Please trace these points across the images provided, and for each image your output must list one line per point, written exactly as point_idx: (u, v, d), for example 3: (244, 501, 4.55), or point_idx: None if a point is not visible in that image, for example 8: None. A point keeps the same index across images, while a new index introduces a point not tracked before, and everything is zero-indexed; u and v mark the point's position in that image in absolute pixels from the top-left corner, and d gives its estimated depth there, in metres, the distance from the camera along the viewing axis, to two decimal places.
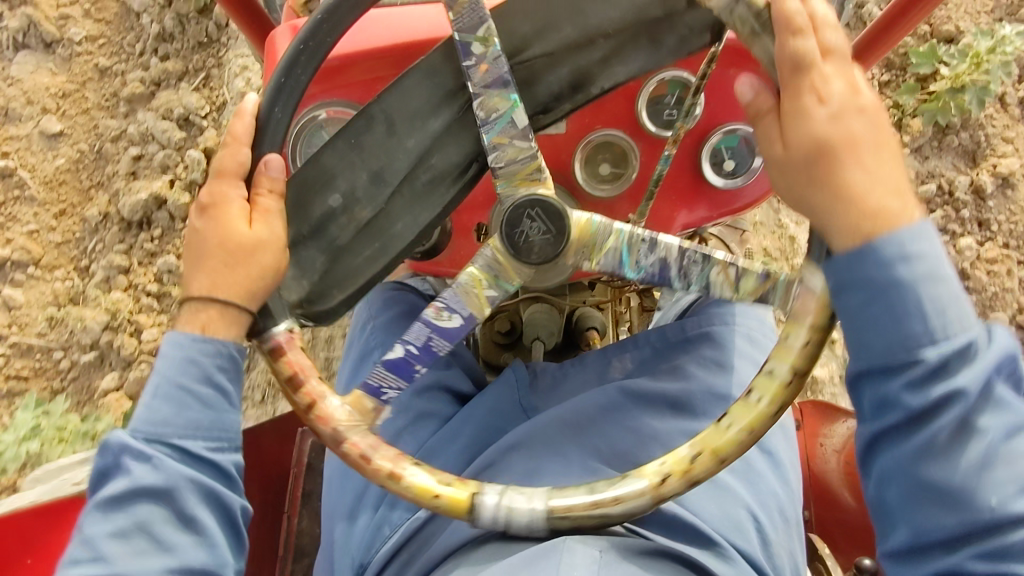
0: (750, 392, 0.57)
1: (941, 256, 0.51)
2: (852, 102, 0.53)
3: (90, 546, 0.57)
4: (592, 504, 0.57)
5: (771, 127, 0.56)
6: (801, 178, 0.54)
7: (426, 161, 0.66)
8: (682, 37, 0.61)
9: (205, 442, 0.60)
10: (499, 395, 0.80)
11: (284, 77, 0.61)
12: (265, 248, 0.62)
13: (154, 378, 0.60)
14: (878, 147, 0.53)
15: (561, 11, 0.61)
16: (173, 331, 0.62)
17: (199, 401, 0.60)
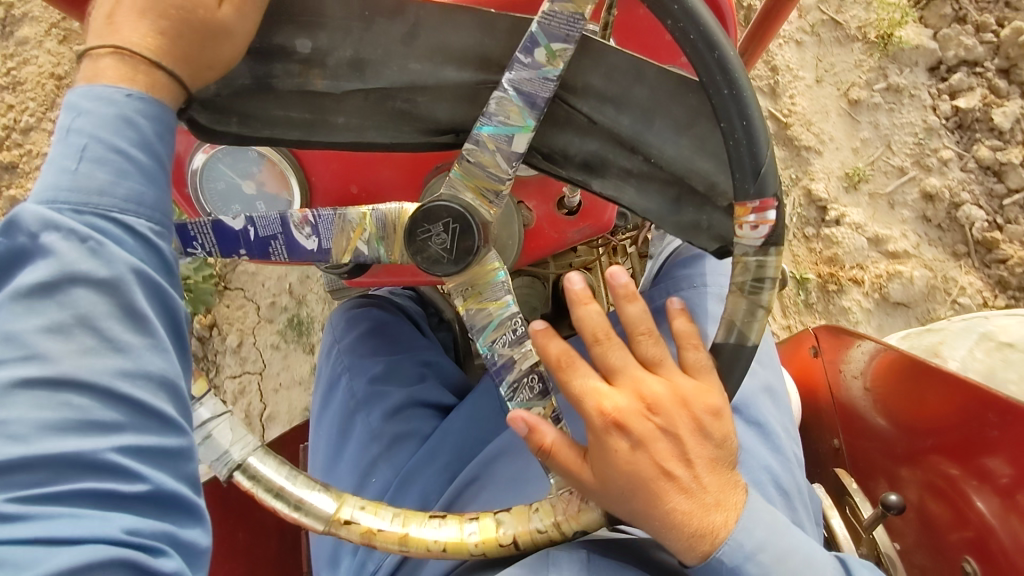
0: (471, 520, 0.58)
1: (776, 533, 0.56)
2: (647, 418, 0.52)
3: (13, 343, 0.45)
4: (278, 491, 0.57)
5: (605, 443, 0.52)
6: (614, 488, 0.52)
7: (412, 93, 0.57)
8: (698, 221, 0.56)
9: (148, 221, 0.51)
10: (477, 406, 0.83)
11: None
12: (203, 38, 0.52)
13: (78, 138, 0.49)
14: (689, 465, 0.52)
15: (636, 102, 0.54)
16: (76, 90, 0.50)
17: (138, 168, 0.50)
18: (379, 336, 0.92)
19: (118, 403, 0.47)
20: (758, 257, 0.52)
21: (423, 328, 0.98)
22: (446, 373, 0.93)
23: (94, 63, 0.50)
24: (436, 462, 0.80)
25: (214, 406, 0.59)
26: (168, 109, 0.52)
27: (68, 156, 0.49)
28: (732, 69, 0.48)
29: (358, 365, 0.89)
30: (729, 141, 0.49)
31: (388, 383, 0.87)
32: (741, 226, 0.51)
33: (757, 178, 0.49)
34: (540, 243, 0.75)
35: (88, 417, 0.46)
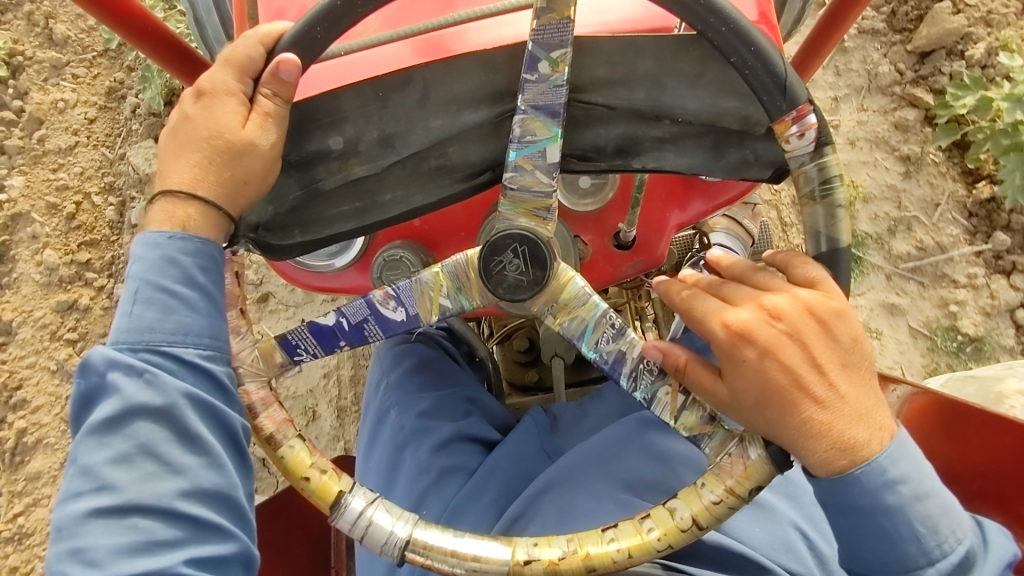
0: (645, 518, 0.57)
1: (926, 470, 0.53)
2: (776, 330, 0.53)
3: (89, 475, 0.52)
4: (452, 552, 0.57)
5: (734, 359, 0.54)
6: (753, 408, 0.53)
7: (442, 148, 0.62)
8: (744, 158, 0.59)
9: (197, 348, 0.55)
10: (524, 442, 0.83)
11: (328, 14, 0.52)
12: (236, 163, 0.57)
13: (132, 283, 0.54)
14: (823, 372, 0.52)
15: (645, 73, 0.56)
16: (144, 232, 0.56)
17: (186, 302, 0.54)
18: (427, 370, 0.91)
19: (175, 522, 0.52)
20: (816, 162, 0.53)
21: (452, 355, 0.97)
22: (491, 411, 0.91)
23: (150, 212, 0.57)
24: (490, 494, 0.76)
25: (365, 496, 0.60)
26: (214, 242, 0.57)
27: (124, 303, 0.54)
28: (722, 8, 0.49)
29: (405, 399, 0.88)
30: (746, 72, 0.51)
31: (436, 418, 0.85)
32: (787, 140, 0.52)
33: (785, 92, 0.51)
34: (597, 275, 0.76)
35: (153, 537, 0.51)
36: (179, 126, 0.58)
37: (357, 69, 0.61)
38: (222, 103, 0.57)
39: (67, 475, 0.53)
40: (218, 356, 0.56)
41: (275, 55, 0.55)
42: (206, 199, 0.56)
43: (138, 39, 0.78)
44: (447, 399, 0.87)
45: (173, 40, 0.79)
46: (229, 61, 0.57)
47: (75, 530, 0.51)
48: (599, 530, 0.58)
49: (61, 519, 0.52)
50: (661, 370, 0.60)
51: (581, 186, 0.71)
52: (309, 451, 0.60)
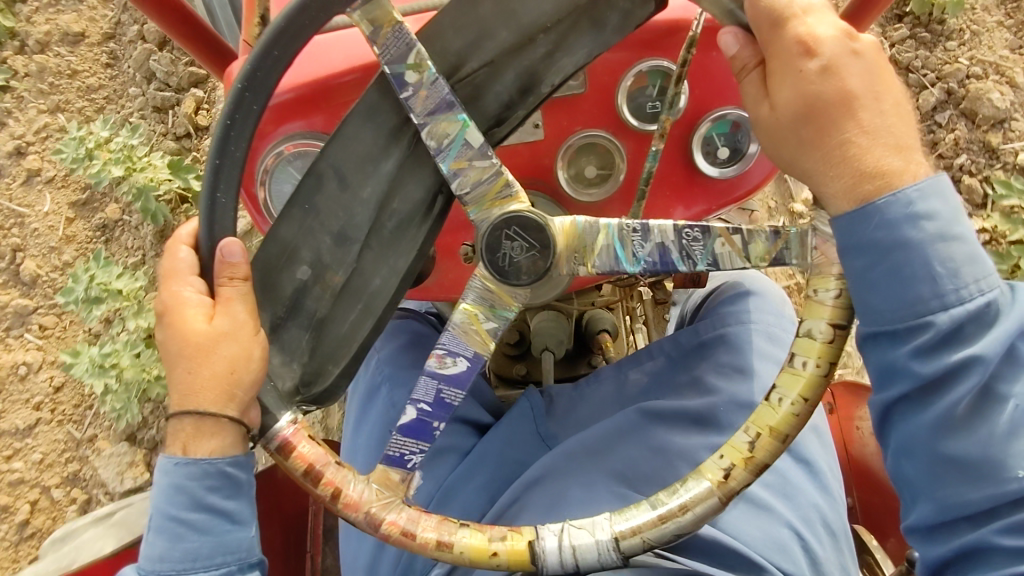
0: (793, 357, 0.54)
1: (957, 214, 0.49)
2: (846, 47, 0.51)
3: None
4: (661, 519, 0.55)
5: (755, 78, 0.54)
6: (790, 134, 0.53)
7: (388, 207, 0.61)
8: (624, 12, 0.58)
9: (208, 570, 0.56)
10: (518, 428, 0.83)
11: (220, 158, 0.56)
12: (219, 355, 0.57)
13: (150, 511, 0.58)
14: (876, 98, 0.51)
15: (492, 17, 0.57)
16: (162, 456, 0.58)
17: (194, 528, 0.57)
18: (417, 350, 0.92)
19: None
20: None
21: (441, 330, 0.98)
22: (482, 392, 0.90)
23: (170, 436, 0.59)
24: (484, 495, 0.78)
25: (556, 533, 0.57)
26: (235, 456, 0.59)
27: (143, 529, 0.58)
28: None
29: (397, 376, 0.88)
30: None
31: None
32: None
33: None
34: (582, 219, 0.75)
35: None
36: (163, 352, 0.60)
37: (333, 60, 0.67)
38: (185, 315, 0.59)
39: None
40: (233, 566, 0.58)
41: (209, 246, 0.59)
42: (213, 410, 0.57)
43: (174, 25, 0.85)
44: None
45: (217, 39, 0.87)
46: (171, 276, 0.60)
47: None
48: (765, 400, 0.55)
49: None
50: (702, 229, 0.58)
51: (589, 175, 0.71)
52: (479, 531, 0.58)
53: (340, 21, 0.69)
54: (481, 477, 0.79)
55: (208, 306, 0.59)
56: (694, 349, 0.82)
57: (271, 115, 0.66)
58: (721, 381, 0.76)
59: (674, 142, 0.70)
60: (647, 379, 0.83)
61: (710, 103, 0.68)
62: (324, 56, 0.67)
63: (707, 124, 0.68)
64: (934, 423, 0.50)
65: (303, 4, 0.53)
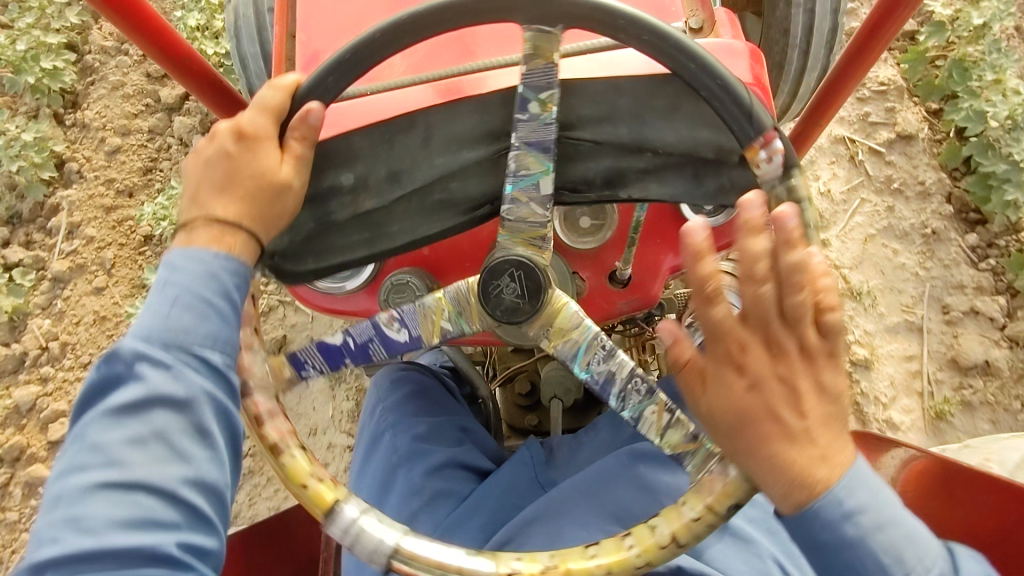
0: (626, 535, 0.57)
1: (885, 498, 0.53)
2: (773, 369, 0.53)
3: (100, 452, 0.51)
4: (442, 568, 0.56)
5: (695, 383, 0.56)
6: (726, 433, 0.54)
7: (444, 183, 0.67)
8: (722, 185, 0.62)
9: (224, 357, 0.55)
10: (516, 473, 0.83)
11: (360, 50, 0.58)
12: (258, 189, 0.58)
13: (171, 281, 0.55)
14: (803, 414, 0.52)
15: (626, 110, 0.61)
16: (177, 246, 0.56)
17: (218, 313, 0.55)
18: (425, 398, 0.96)
19: (175, 505, 0.52)
20: (785, 183, 0.55)
21: (453, 391, 1.03)
22: (482, 443, 0.94)
23: (187, 231, 0.57)
24: (481, 523, 0.77)
25: (360, 505, 0.58)
26: (240, 263, 0.57)
27: (161, 303, 0.54)
28: (691, 48, 0.56)
29: (399, 422, 0.92)
30: (716, 104, 0.56)
31: (431, 441, 0.88)
32: (757, 165, 0.56)
33: (752, 120, 0.55)
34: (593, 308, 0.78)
35: (153, 517, 0.50)
36: (217, 161, 0.59)
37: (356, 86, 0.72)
38: (258, 149, 0.59)
39: (73, 451, 0.52)
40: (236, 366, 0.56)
41: (300, 103, 0.60)
42: (234, 223, 0.57)
43: (189, 81, 0.88)
44: (437, 422, 0.91)
45: (223, 85, 0.89)
46: (255, 104, 0.60)
47: (77, 499, 0.50)
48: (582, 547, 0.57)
49: (61, 489, 0.51)
50: (649, 391, 0.62)
51: (582, 224, 0.76)
52: (308, 460, 0.60)
53: (355, 88, 0.70)
54: (479, 509, 0.78)
55: (279, 149, 0.60)
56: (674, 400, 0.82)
57: None
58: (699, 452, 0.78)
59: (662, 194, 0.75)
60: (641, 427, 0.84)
61: None
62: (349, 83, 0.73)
63: None
64: None
65: None
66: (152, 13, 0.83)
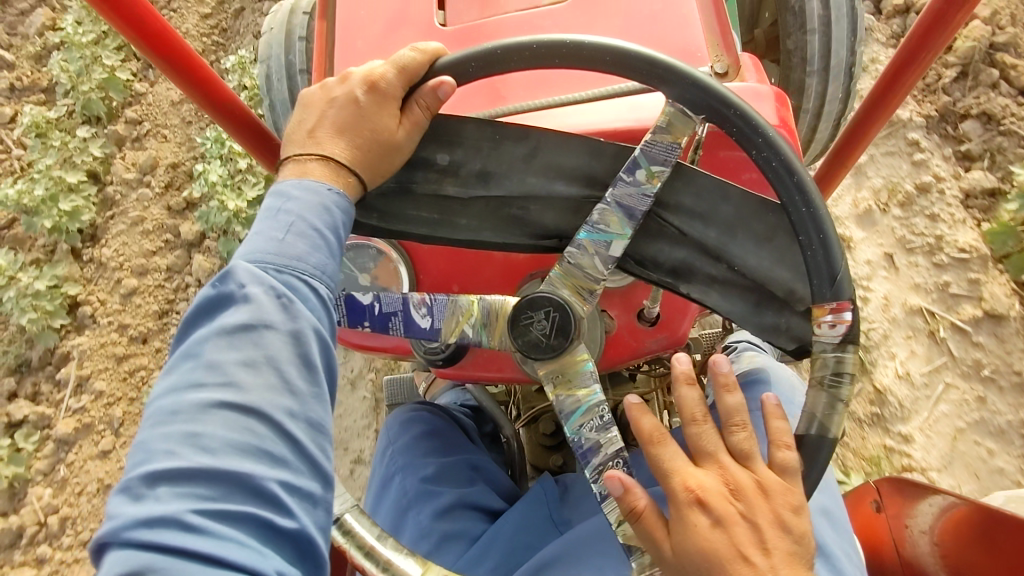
0: None
1: None
2: (731, 507, 0.56)
3: (216, 371, 0.54)
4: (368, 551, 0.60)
5: (657, 528, 0.57)
6: (692, 574, 0.56)
7: (526, 203, 0.68)
8: (777, 324, 0.63)
9: (325, 290, 0.61)
10: (526, 512, 0.84)
11: (509, 52, 0.60)
12: (367, 138, 0.63)
13: (284, 214, 0.60)
14: (767, 553, 0.55)
15: (725, 220, 0.62)
16: (280, 182, 0.63)
17: (328, 246, 0.61)
18: (436, 438, 0.96)
19: (281, 438, 0.54)
20: (836, 353, 0.57)
21: (471, 436, 1.02)
22: (494, 480, 0.94)
23: (301, 163, 0.63)
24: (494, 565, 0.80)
25: None
26: (345, 200, 0.63)
27: (277, 229, 0.60)
28: (809, 191, 0.57)
29: (409, 464, 0.93)
30: (808, 252, 0.57)
31: (441, 481, 0.89)
32: (819, 324, 0.57)
33: (833, 284, 0.56)
34: (619, 352, 0.77)
35: (263, 446, 0.52)
36: (342, 104, 0.64)
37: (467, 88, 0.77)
38: (382, 104, 0.63)
39: (186, 369, 0.55)
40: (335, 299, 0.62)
41: (434, 74, 0.63)
42: (337, 159, 0.63)
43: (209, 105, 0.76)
44: (446, 463, 0.92)
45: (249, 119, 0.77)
46: (392, 60, 0.64)
47: (194, 416, 0.52)
48: None
49: (175, 406, 0.53)
50: None
51: None
52: None
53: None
54: (490, 548, 0.81)
55: (400, 111, 0.63)
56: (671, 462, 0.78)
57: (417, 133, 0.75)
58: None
59: None
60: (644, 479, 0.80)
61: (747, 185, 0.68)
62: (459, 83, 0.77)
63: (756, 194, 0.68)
64: None
65: (651, 61, 0.58)
66: (159, 18, 0.71)
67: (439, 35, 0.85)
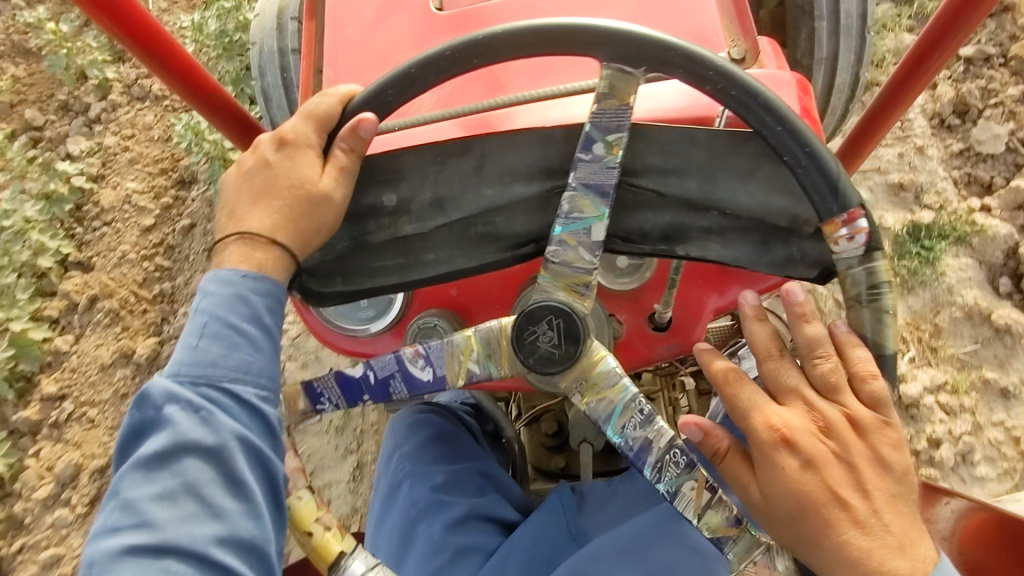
0: None
1: None
2: (831, 453, 0.54)
3: (132, 510, 0.51)
4: None
5: (747, 471, 0.56)
6: (785, 525, 0.54)
7: (490, 216, 0.63)
8: (790, 255, 0.59)
9: (254, 389, 0.55)
10: (546, 522, 0.75)
11: (417, 68, 0.55)
12: (301, 202, 0.58)
13: (201, 315, 0.56)
14: (866, 496, 0.53)
15: (697, 164, 0.58)
16: (212, 271, 0.58)
17: (249, 341, 0.56)
18: (446, 444, 0.86)
19: (208, 569, 0.50)
20: (865, 266, 0.53)
21: (475, 435, 0.92)
22: (506, 489, 0.84)
23: (224, 249, 0.59)
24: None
25: (366, 560, 0.55)
26: (277, 281, 0.58)
27: (192, 333, 0.55)
28: (779, 108, 0.52)
29: (419, 472, 0.83)
30: (798, 171, 0.52)
31: (453, 493, 0.80)
32: (836, 241, 0.53)
33: (837, 195, 0.52)
34: (630, 357, 0.70)
35: None
36: (259, 172, 0.60)
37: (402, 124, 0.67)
38: (298, 157, 0.59)
39: (108, 509, 0.52)
40: (272, 396, 0.57)
41: (353, 113, 0.58)
42: (267, 233, 0.58)
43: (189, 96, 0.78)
44: (458, 472, 0.82)
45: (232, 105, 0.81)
46: (305, 113, 0.60)
47: (108, 567, 0.49)
48: None
49: (94, 555, 0.50)
50: (687, 467, 0.58)
51: (619, 266, 0.67)
52: (315, 505, 0.58)
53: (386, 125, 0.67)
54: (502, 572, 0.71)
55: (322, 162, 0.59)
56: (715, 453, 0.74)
57: None
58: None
59: None
60: None
61: None
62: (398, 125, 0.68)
63: None
64: None
65: (573, 27, 0.52)
66: (144, 10, 0.72)
67: (435, 21, 0.77)
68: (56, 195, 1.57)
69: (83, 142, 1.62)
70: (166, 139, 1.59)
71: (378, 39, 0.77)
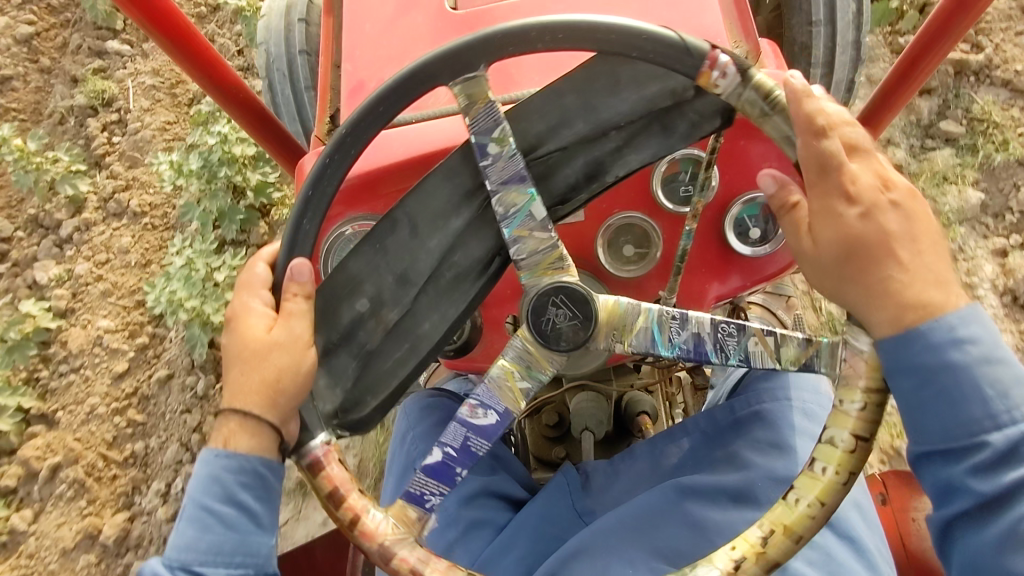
0: (814, 461, 0.57)
1: (998, 340, 0.53)
2: (881, 196, 0.57)
3: None
4: None
5: (799, 222, 0.61)
6: (834, 269, 0.58)
7: (449, 258, 0.66)
8: (692, 122, 0.64)
9: (227, 568, 0.59)
10: (553, 500, 0.82)
11: (313, 189, 0.64)
12: (278, 356, 0.63)
13: (185, 499, 0.62)
14: (913, 241, 0.56)
15: (575, 108, 0.64)
16: (204, 448, 0.63)
17: (222, 523, 0.60)
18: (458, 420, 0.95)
19: None
20: (749, 85, 0.58)
21: None
22: (515, 468, 0.92)
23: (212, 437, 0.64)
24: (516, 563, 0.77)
25: None
26: (270, 459, 0.62)
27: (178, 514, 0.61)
28: (602, 22, 0.58)
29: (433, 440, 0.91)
30: (649, 57, 0.58)
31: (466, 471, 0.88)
32: (714, 85, 0.59)
33: (690, 53, 0.58)
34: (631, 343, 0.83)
35: None
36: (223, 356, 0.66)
37: (395, 149, 0.75)
38: (249, 322, 0.65)
39: None
40: (251, 568, 0.60)
41: (286, 265, 0.65)
42: (255, 412, 0.62)
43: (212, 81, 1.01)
44: None
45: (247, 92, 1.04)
46: (246, 287, 0.67)
47: None
48: (782, 499, 0.57)
49: None
50: (740, 327, 0.62)
51: (626, 254, 0.79)
52: None
53: (403, 117, 0.79)
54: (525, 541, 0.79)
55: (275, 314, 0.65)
56: (729, 426, 0.80)
57: (342, 197, 0.76)
58: (756, 457, 0.75)
59: (706, 225, 0.78)
60: (680, 458, 0.81)
61: (740, 188, 0.75)
62: (388, 149, 0.76)
63: (736, 206, 0.76)
64: (999, 538, 0.52)
65: (411, 72, 0.61)
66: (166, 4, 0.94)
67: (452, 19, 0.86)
68: (18, 343, 1.81)
69: (49, 271, 1.89)
70: (137, 270, 1.83)
71: (395, 37, 0.87)
